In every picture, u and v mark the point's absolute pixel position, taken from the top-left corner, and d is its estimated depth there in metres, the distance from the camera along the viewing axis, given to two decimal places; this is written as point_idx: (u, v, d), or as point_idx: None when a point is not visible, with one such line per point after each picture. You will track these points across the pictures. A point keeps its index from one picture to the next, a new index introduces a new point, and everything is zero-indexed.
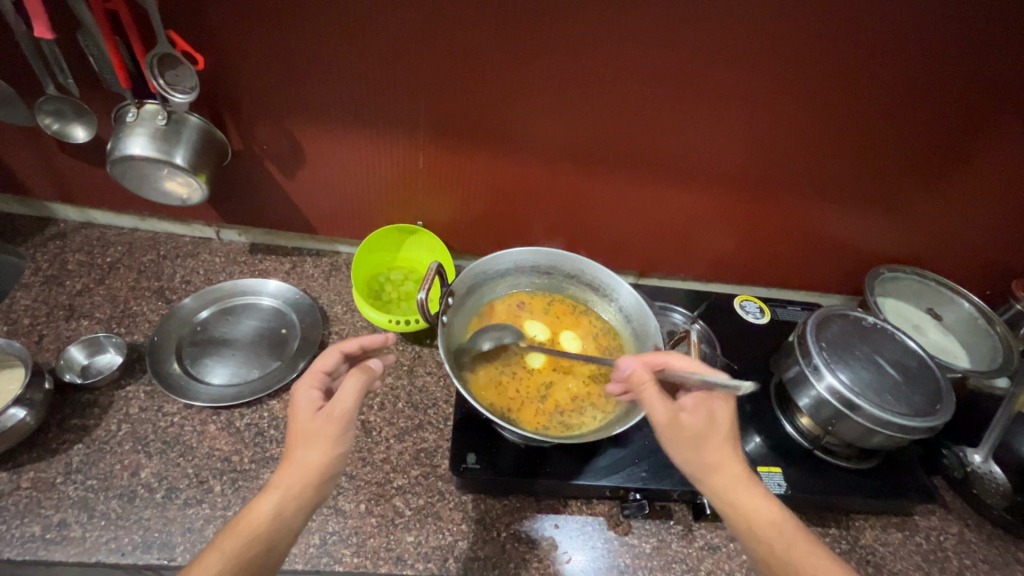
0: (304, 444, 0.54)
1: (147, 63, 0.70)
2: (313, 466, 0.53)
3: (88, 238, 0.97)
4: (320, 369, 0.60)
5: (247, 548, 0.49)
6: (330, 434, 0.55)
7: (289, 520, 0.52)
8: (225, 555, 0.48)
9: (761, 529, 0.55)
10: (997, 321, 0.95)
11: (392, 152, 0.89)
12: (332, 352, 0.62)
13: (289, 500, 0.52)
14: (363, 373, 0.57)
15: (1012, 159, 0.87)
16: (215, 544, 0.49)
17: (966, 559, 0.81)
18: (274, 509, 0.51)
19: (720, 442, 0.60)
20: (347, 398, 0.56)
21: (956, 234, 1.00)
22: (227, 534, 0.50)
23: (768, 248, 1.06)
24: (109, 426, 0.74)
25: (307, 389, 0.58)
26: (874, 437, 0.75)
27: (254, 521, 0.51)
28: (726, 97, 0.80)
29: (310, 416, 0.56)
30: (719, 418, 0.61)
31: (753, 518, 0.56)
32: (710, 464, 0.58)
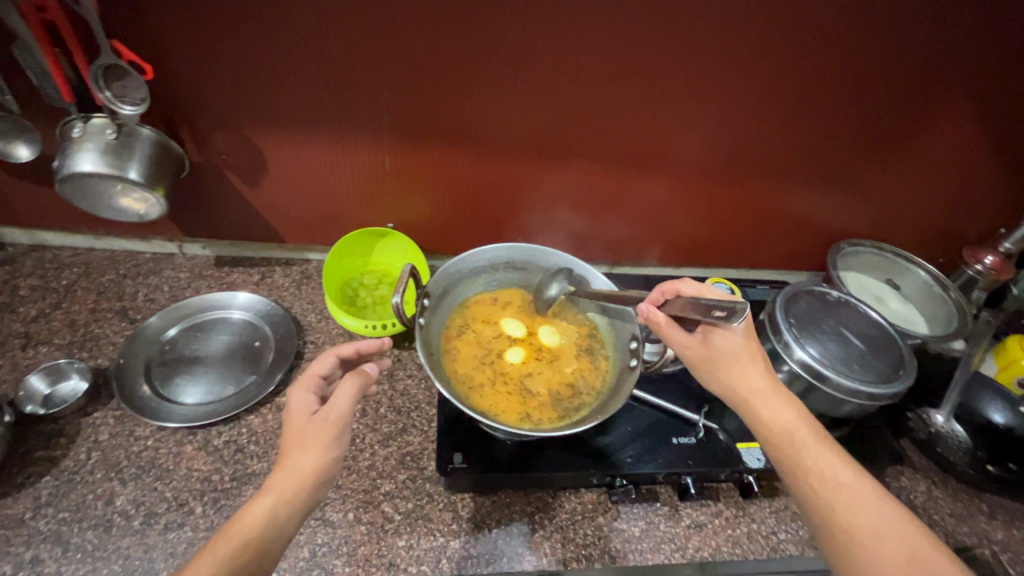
0: (298, 448, 0.53)
1: (91, 75, 0.67)
2: (306, 470, 0.52)
3: (40, 261, 0.93)
4: (316, 373, 0.60)
5: (240, 556, 0.47)
6: (325, 437, 0.54)
7: (282, 525, 0.50)
8: (218, 560, 0.46)
9: (776, 433, 0.60)
10: (951, 286, 1.00)
11: (357, 155, 0.88)
12: (328, 355, 0.61)
13: (283, 503, 0.51)
14: (358, 378, 0.57)
15: (955, 132, 0.91)
16: (207, 549, 0.47)
17: (935, 514, 0.86)
18: (267, 512, 0.50)
19: (741, 359, 0.65)
20: (344, 400, 0.56)
21: (908, 206, 1.05)
22: (219, 541, 0.48)
23: (735, 230, 1.08)
24: (78, 456, 0.71)
25: (302, 393, 0.58)
26: (844, 405, 0.78)
27: (246, 524, 0.49)
28: (685, 84, 0.82)
29: (305, 420, 0.56)
30: (739, 339, 0.66)
31: (769, 425, 0.61)
32: (731, 378, 0.64)
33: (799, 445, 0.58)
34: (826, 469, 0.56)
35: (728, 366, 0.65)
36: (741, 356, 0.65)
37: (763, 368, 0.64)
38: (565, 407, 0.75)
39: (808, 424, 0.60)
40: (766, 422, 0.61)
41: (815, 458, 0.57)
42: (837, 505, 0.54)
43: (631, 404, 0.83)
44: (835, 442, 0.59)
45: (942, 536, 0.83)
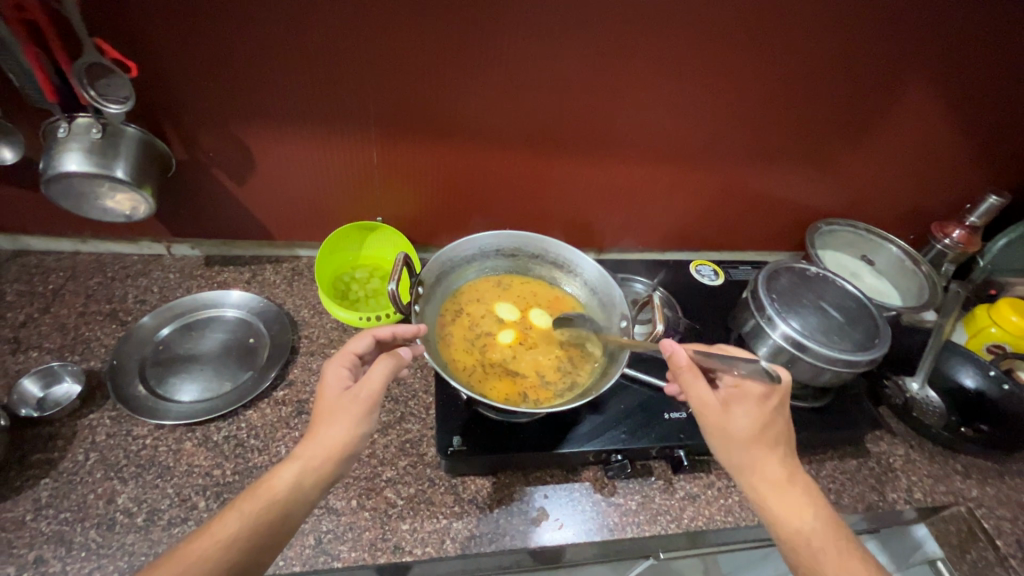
0: (329, 420, 0.57)
1: (74, 73, 0.66)
2: (335, 442, 0.55)
3: (25, 266, 0.92)
4: (352, 351, 0.62)
5: (265, 511, 0.52)
6: (355, 412, 0.57)
7: (307, 493, 0.54)
8: (244, 516, 0.52)
9: (795, 534, 0.58)
10: (921, 261, 1.05)
11: (344, 149, 0.89)
12: (364, 334, 0.63)
13: (309, 471, 0.54)
14: (392, 359, 0.59)
15: (921, 112, 0.95)
16: (236, 505, 0.52)
17: (913, 476, 0.90)
18: (294, 479, 0.54)
19: (760, 444, 0.62)
20: (376, 380, 0.57)
21: (880, 185, 1.09)
22: (249, 497, 0.53)
23: (716, 213, 1.12)
24: (76, 457, 0.71)
25: (336, 367, 0.60)
26: (825, 374, 0.81)
27: (275, 486, 0.53)
28: (665, 71, 0.84)
29: (338, 394, 0.58)
30: (759, 417, 0.63)
31: (788, 522, 0.59)
32: (747, 466, 0.62)
33: (817, 550, 0.57)
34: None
35: (749, 449, 0.62)
36: (759, 438, 0.63)
37: (783, 455, 0.63)
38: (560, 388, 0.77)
39: (825, 520, 0.60)
40: (785, 519, 0.59)
41: (837, 566, 0.56)
42: None
43: (623, 383, 0.85)
44: (853, 545, 0.59)
45: (921, 496, 0.87)
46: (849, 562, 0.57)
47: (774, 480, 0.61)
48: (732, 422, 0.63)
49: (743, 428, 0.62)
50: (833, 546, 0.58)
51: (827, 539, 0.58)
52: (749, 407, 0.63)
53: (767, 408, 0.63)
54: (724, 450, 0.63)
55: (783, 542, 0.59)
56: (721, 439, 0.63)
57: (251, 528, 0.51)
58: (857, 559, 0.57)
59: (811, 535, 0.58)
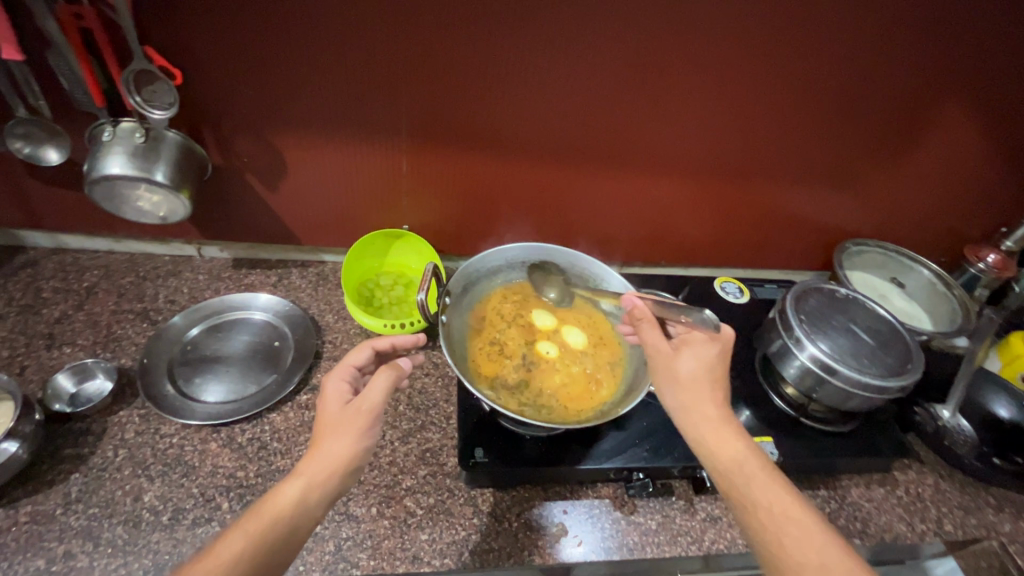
0: (331, 434, 0.56)
1: (122, 80, 0.69)
2: (338, 456, 0.55)
3: (61, 263, 0.94)
4: (351, 364, 0.62)
5: (268, 531, 0.50)
6: (358, 425, 0.57)
7: (311, 508, 0.53)
8: (249, 536, 0.49)
9: (727, 465, 0.57)
10: (954, 285, 1.03)
11: (374, 157, 0.90)
12: (363, 347, 0.64)
13: (314, 486, 0.53)
14: (392, 370, 0.60)
15: (956, 133, 0.94)
16: (238, 526, 0.50)
17: (943, 507, 0.87)
18: (299, 495, 0.53)
19: (702, 383, 0.62)
20: (376, 393, 0.58)
21: (912, 206, 1.07)
22: (252, 517, 0.51)
23: (742, 230, 1.11)
24: (105, 453, 0.73)
25: (337, 382, 0.60)
26: (855, 399, 0.80)
27: (278, 505, 0.51)
28: (696, 87, 0.84)
29: (340, 408, 0.58)
30: (707, 362, 0.63)
31: (722, 454, 0.58)
32: (686, 405, 0.61)
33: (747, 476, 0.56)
34: (776, 504, 0.54)
35: (690, 386, 0.62)
36: (704, 379, 0.62)
37: (722, 393, 0.62)
38: (577, 405, 0.76)
39: (757, 454, 0.58)
40: (720, 451, 0.58)
41: (762, 490, 0.55)
42: (782, 541, 0.52)
43: (646, 400, 0.84)
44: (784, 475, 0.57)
45: (951, 528, 0.85)
46: (777, 489, 0.55)
47: (710, 415, 0.60)
48: (677, 360, 0.64)
49: (690, 369, 0.63)
50: (761, 476, 0.56)
51: (757, 469, 0.56)
52: (698, 352, 0.64)
53: (716, 354, 0.64)
54: (667, 387, 0.63)
55: (715, 473, 0.58)
56: (666, 379, 0.63)
57: (255, 546, 0.49)
58: (786, 490, 0.55)
59: (741, 466, 0.57)
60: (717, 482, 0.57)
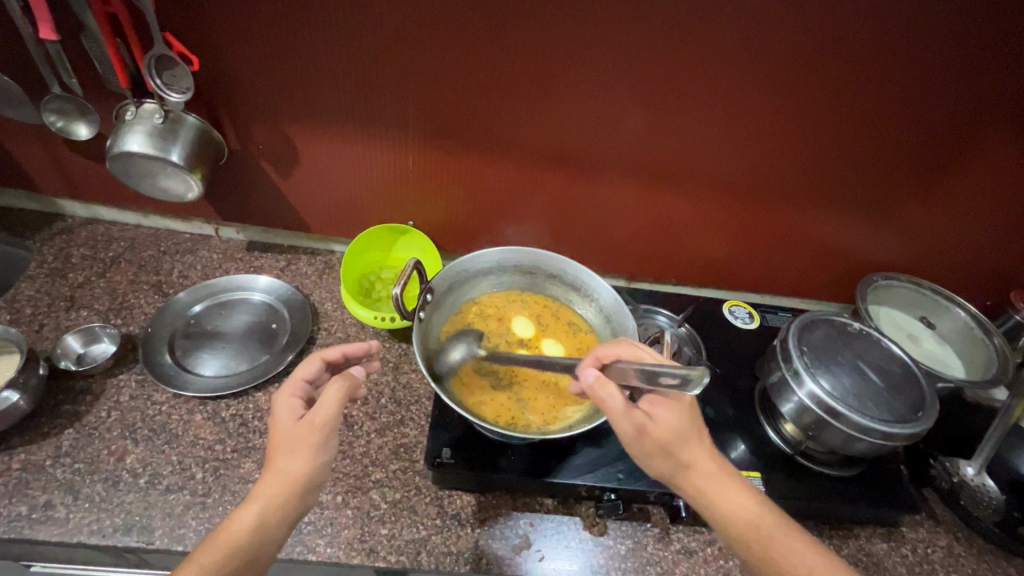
0: (285, 454, 0.56)
1: (144, 65, 0.73)
2: (292, 475, 0.55)
3: (93, 233, 1.01)
4: (301, 378, 0.62)
5: (227, 559, 0.53)
6: (312, 441, 0.57)
7: (270, 532, 0.54)
8: (203, 567, 0.52)
9: (744, 532, 0.57)
10: (994, 331, 0.94)
11: (382, 153, 0.91)
12: (313, 360, 0.64)
13: (271, 510, 0.54)
14: (344, 380, 0.59)
15: (1005, 166, 0.86)
16: (193, 557, 0.53)
17: (954, 572, 0.79)
18: (253, 520, 0.54)
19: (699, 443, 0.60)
20: (329, 404, 0.57)
21: (951, 242, 0.99)
22: (206, 548, 0.53)
23: (759, 254, 1.05)
24: (99, 413, 0.77)
25: (288, 398, 0.60)
26: (857, 444, 0.74)
27: (234, 533, 0.53)
28: (710, 101, 0.81)
29: (291, 426, 0.58)
30: (684, 417, 0.59)
31: (737, 519, 0.57)
32: (685, 469, 0.59)
33: (766, 536, 0.57)
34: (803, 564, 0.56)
35: (677, 447, 0.58)
36: (691, 433, 0.60)
37: (707, 445, 0.61)
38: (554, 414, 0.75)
39: (765, 507, 0.59)
40: (733, 520, 0.57)
41: (785, 550, 0.57)
42: None
43: None
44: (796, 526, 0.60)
45: None
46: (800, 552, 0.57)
47: (707, 471, 0.59)
48: (656, 425, 0.58)
49: (670, 432, 0.58)
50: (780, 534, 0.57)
51: (775, 530, 0.58)
52: (669, 406, 0.59)
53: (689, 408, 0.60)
54: (655, 460, 0.59)
55: (730, 540, 0.57)
56: (650, 455, 0.58)
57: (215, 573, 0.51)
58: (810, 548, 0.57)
59: (756, 528, 0.57)
60: (738, 549, 0.57)
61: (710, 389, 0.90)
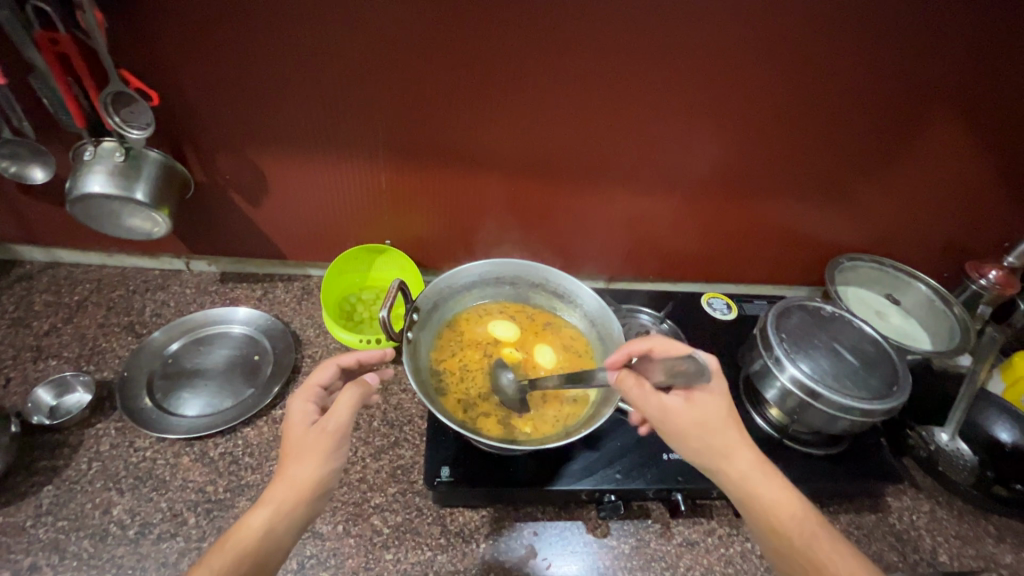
0: (296, 459, 0.56)
1: (100, 102, 0.71)
2: (302, 481, 0.55)
3: (55, 277, 0.97)
4: (316, 384, 0.62)
5: (237, 564, 0.52)
6: (323, 447, 0.57)
7: (279, 537, 0.54)
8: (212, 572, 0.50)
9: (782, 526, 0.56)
10: (954, 302, 0.99)
11: (354, 175, 0.91)
12: (328, 365, 0.64)
13: (281, 514, 0.54)
14: (358, 387, 0.59)
15: (949, 145, 0.91)
16: (204, 561, 0.51)
17: (939, 535, 0.83)
18: (265, 524, 0.53)
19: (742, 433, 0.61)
20: (342, 411, 0.58)
21: (907, 221, 1.04)
22: (217, 552, 0.52)
23: (731, 246, 1.09)
24: (79, 466, 0.74)
25: (301, 404, 0.60)
26: (839, 422, 0.77)
27: (244, 538, 0.53)
28: (673, 103, 0.83)
29: (304, 430, 0.58)
30: (719, 405, 0.61)
31: (765, 511, 0.57)
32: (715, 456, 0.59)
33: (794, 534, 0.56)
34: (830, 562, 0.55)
35: (706, 435, 0.60)
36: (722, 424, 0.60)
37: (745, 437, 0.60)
38: (567, 407, 0.77)
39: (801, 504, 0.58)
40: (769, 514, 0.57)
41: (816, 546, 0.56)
42: None
43: (620, 419, 0.82)
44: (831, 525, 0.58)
45: (946, 559, 0.80)
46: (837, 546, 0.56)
47: (739, 462, 0.59)
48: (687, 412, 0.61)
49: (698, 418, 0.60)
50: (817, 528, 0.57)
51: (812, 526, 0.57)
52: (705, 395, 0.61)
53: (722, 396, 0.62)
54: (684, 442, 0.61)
55: (767, 534, 0.57)
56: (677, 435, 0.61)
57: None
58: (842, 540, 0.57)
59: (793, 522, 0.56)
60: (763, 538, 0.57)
61: None
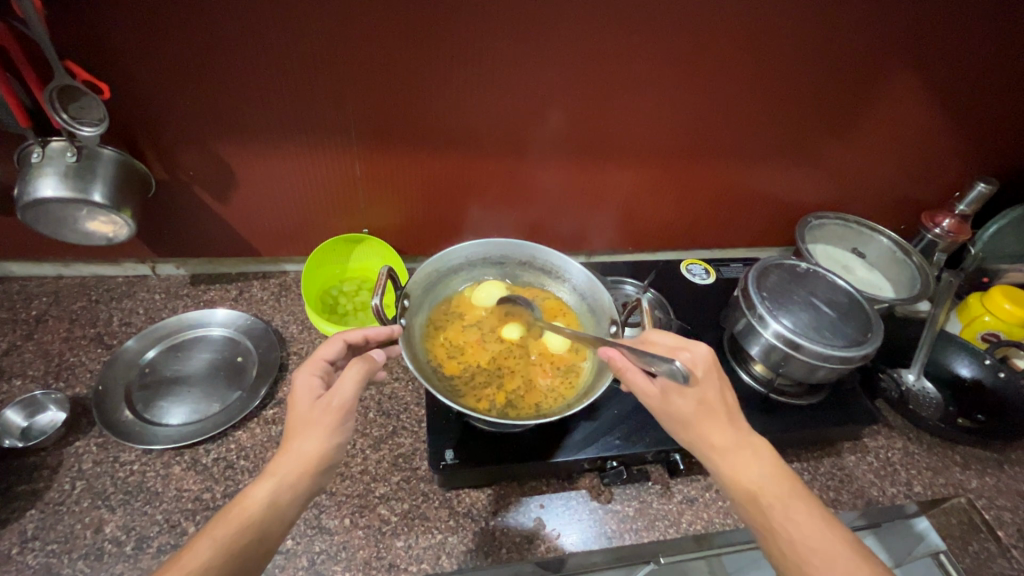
0: (302, 433, 0.56)
1: (45, 99, 0.66)
2: (308, 454, 0.55)
3: (7, 293, 0.91)
4: (322, 357, 0.62)
5: (241, 536, 0.50)
6: (330, 420, 0.56)
7: (283, 510, 0.53)
8: (217, 542, 0.49)
9: (750, 496, 0.57)
10: (913, 251, 1.05)
11: (327, 163, 0.88)
12: (335, 340, 0.63)
13: (285, 487, 0.53)
14: (364, 363, 0.59)
15: (904, 101, 0.95)
16: (207, 532, 0.50)
17: (913, 469, 0.89)
18: (270, 496, 0.52)
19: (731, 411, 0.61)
20: (348, 386, 0.57)
21: (868, 178, 1.09)
22: (219, 522, 0.50)
23: (705, 212, 1.11)
24: (63, 486, 0.70)
25: (307, 377, 0.60)
26: (819, 371, 0.81)
27: (249, 508, 0.51)
28: (646, 73, 0.83)
29: (310, 404, 0.57)
30: (700, 385, 0.61)
31: (738, 484, 0.57)
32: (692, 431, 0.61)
33: (765, 507, 0.55)
34: (800, 537, 0.53)
35: (684, 412, 0.61)
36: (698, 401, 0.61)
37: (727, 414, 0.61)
38: (565, 384, 0.77)
39: (781, 478, 0.57)
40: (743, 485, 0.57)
41: (787, 518, 0.54)
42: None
43: (615, 388, 0.84)
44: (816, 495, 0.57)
45: (921, 489, 0.87)
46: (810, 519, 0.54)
47: (714, 436, 0.60)
48: (666, 394, 0.61)
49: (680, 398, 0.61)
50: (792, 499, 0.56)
51: (778, 494, 0.56)
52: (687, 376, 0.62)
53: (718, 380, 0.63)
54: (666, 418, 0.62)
55: (736, 498, 0.57)
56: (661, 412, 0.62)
57: (228, 552, 0.49)
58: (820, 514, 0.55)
59: (765, 492, 0.56)
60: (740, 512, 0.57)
61: None
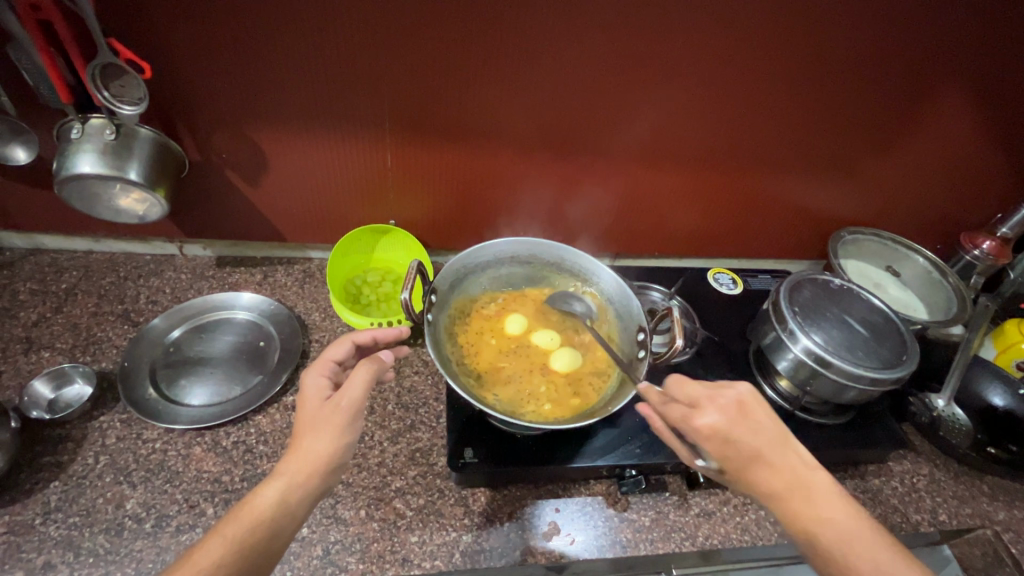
0: (310, 433, 0.55)
1: (88, 75, 0.66)
2: (316, 454, 0.54)
3: (39, 265, 0.92)
4: (330, 359, 0.62)
5: (251, 534, 0.50)
6: (339, 420, 0.56)
7: (292, 509, 0.52)
8: (228, 541, 0.49)
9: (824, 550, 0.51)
10: (950, 273, 1.01)
11: (359, 153, 0.87)
12: (344, 341, 0.64)
13: (294, 487, 0.53)
14: (372, 363, 0.59)
15: (954, 118, 0.92)
16: (218, 530, 0.50)
17: (938, 496, 0.87)
18: (277, 497, 0.52)
19: (781, 449, 0.55)
20: (356, 387, 0.57)
21: (907, 194, 1.06)
22: (231, 520, 0.50)
23: (736, 221, 1.09)
24: (86, 460, 0.71)
25: (316, 377, 0.59)
26: (848, 391, 0.79)
27: (258, 508, 0.51)
28: (687, 76, 0.81)
29: (318, 406, 0.57)
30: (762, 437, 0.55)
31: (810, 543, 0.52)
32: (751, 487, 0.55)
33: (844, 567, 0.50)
34: None
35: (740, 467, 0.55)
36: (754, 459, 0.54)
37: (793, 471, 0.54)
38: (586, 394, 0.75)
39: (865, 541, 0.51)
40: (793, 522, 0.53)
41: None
42: None
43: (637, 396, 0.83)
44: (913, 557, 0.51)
45: (946, 519, 0.84)
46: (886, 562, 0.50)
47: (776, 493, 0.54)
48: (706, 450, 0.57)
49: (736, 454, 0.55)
50: (857, 540, 0.51)
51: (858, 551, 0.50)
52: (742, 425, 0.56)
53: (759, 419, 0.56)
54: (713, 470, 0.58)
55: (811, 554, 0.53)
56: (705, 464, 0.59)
57: (233, 551, 0.49)
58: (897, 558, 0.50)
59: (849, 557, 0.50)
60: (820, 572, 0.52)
61: (706, 356, 0.94)
